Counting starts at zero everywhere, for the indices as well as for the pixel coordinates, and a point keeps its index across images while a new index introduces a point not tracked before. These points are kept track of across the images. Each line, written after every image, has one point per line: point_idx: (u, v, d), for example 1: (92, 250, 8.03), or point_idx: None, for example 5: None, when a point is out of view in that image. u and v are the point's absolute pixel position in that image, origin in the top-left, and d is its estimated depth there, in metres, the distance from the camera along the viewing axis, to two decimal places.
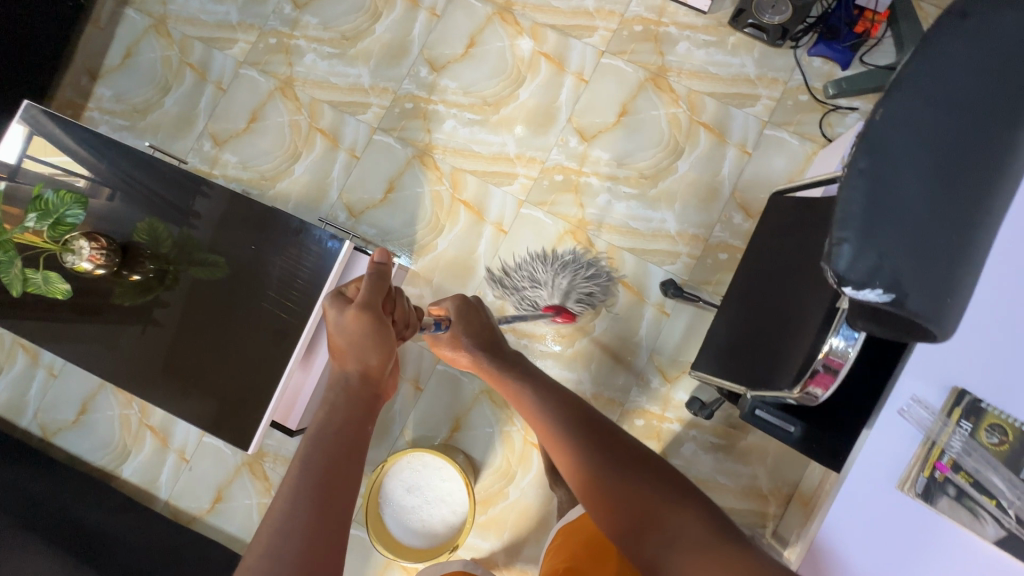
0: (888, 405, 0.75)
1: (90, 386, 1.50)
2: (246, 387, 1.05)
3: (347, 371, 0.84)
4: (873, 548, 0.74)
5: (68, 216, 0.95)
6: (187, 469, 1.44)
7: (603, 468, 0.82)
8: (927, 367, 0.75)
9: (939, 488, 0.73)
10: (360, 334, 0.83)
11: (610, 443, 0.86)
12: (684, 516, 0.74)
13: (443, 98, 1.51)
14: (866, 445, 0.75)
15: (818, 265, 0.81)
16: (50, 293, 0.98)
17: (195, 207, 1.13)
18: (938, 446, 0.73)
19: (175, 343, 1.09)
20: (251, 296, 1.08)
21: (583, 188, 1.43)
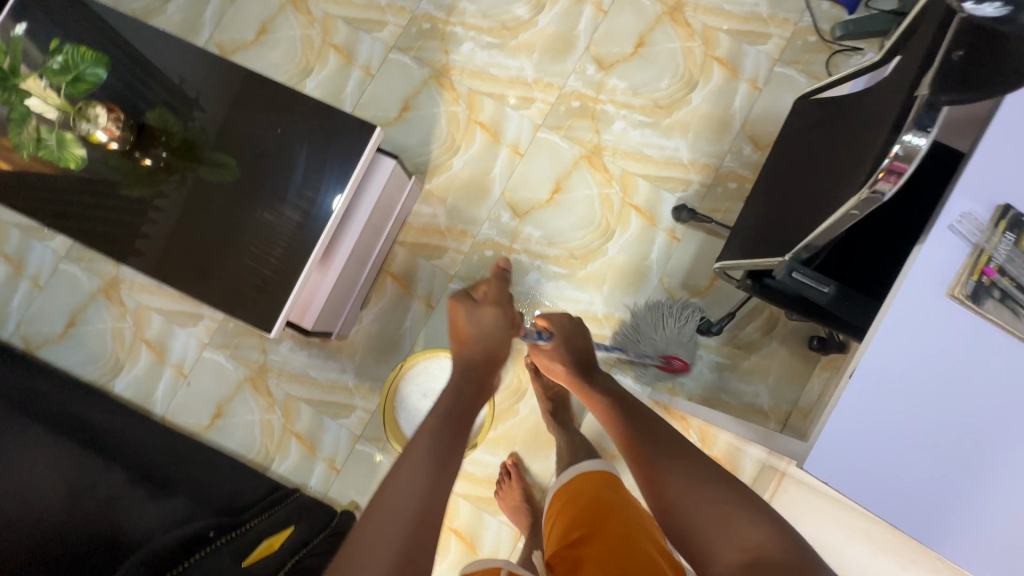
0: (938, 222, 0.64)
1: (80, 297, 1.43)
2: (265, 271, 1.06)
3: (466, 362, 0.86)
4: (911, 394, 0.63)
5: (88, 74, 1.04)
6: (185, 385, 1.40)
7: (678, 468, 0.76)
8: (975, 178, 0.64)
9: (987, 293, 0.63)
10: (495, 326, 0.90)
11: (700, 457, 0.78)
12: (752, 524, 0.68)
13: (461, 20, 1.50)
14: (916, 264, 0.64)
15: (831, 141, 0.85)
16: (63, 159, 1.07)
17: (216, 94, 1.12)
18: (985, 253, 0.63)
19: (192, 228, 1.09)
20: (274, 183, 1.08)
21: (599, 115, 1.45)
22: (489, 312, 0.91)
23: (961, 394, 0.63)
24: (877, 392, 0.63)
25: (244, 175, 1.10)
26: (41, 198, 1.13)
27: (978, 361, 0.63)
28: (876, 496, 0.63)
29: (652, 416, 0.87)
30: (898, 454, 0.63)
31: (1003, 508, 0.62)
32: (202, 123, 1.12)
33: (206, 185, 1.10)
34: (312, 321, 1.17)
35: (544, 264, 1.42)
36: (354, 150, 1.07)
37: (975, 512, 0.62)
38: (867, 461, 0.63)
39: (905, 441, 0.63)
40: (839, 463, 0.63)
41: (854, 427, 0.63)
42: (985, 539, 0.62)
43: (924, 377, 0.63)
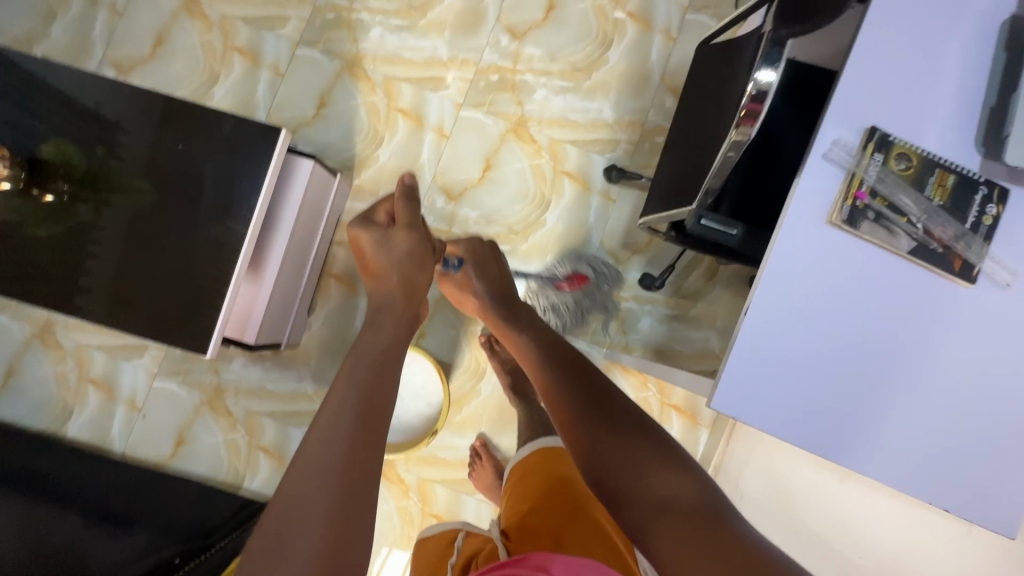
0: (813, 152, 0.66)
1: (15, 346, 1.38)
2: (193, 294, 1.03)
3: (386, 290, 0.77)
4: (802, 323, 0.66)
5: None
6: (141, 418, 1.37)
7: (600, 429, 0.69)
8: (843, 106, 0.67)
9: (862, 216, 0.66)
10: (409, 254, 0.80)
11: (622, 415, 0.70)
12: (673, 476, 0.61)
13: (366, 6, 1.45)
14: (796, 195, 0.66)
15: (725, 84, 0.86)
16: None
17: (109, 117, 1.07)
18: (857, 177, 0.66)
19: (110, 260, 1.05)
20: (188, 201, 1.05)
21: (520, 86, 1.44)
22: (398, 236, 0.80)
23: (846, 317, 0.66)
24: (774, 324, 0.66)
25: (154, 197, 1.06)
26: None
27: (865, 280, 0.66)
28: (782, 426, 0.66)
29: (575, 365, 0.81)
30: (804, 379, 0.66)
31: (893, 418, 0.66)
32: (99, 151, 1.07)
33: (117, 213, 1.07)
34: (254, 336, 1.15)
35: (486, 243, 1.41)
36: (262, 156, 1.03)
37: (873, 426, 0.66)
38: (769, 396, 0.66)
39: (809, 367, 0.66)
40: (743, 401, 0.66)
41: (756, 365, 0.66)
42: (882, 448, 0.66)
43: (817, 303, 0.66)
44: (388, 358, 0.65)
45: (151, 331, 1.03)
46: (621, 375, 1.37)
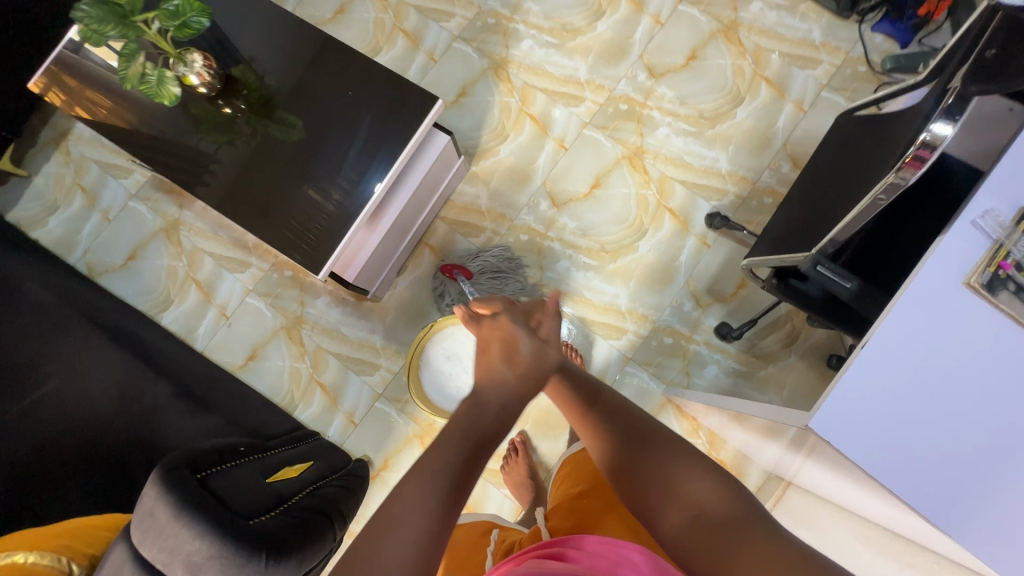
0: (964, 215, 0.72)
1: (144, 233, 1.55)
2: (324, 220, 1.15)
3: (500, 393, 0.65)
4: (918, 367, 0.70)
5: (196, 22, 1.07)
6: (226, 325, 1.49)
7: (670, 488, 0.65)
8: (1002, 181, 0.73)
9: (1002, 283, 0.70)
10: (550, 366, 0.68)
11: (683, 470, 0.65)
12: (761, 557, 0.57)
13: (524, 19, 1.59)
14: (938, 248, 0.72)
15: (864, 150, 0.90)
16: (159, 96, 1.08)
17: (294, 55, 1.22)
18: (1003, 248, 0.71)
19: (262, 175, 1.19)
20: (341, 142, 1.18)
21: (645, 119, 1.52)
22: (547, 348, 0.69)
23: (968, 367, 0.70)
24: (887, 359, 0.70)
25: (313, 131, 1.19)
26: (128, 131, 1.24)
27: (990, 343, 0.70)
28: (875, 459, 0.70)
29: (618, 408, 0.73)
30: (907, 420, 0.70)
31: (991, 476, 0.68)
32: (279, 82, 1.22)
33: (277, 136, 1.20)
34: (354, 275, 1.26)
35: (576, 254, 1.47)
36: (414, 119, 1.16)
37: (967, 477, 0.68)
38: (873, 415, 0.70)
39: (913, 410, 0.70)
40: (848, 411, 0.70)
41: (864, 389, 0.70)
42: (968, 504, 0.68)
43: (938, 352, 0.70)
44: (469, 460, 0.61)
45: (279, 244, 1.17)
46: (674, 414, 1.37)
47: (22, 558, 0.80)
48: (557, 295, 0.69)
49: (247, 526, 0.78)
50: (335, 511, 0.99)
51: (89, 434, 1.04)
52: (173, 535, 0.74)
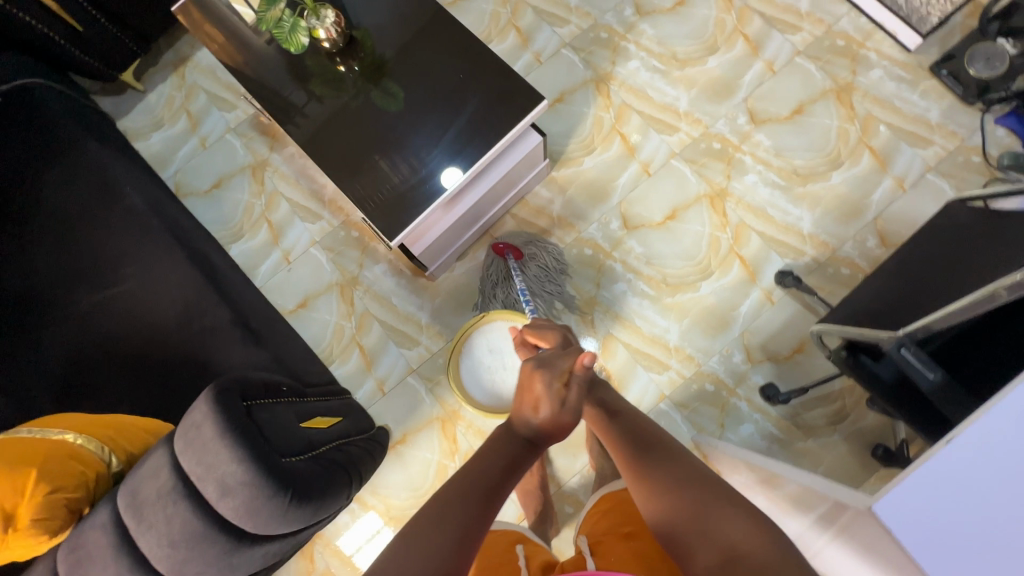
0: None
1: (233, 167, 1.62)
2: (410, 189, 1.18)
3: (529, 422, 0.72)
4: (1004, 478, 0.67)
5: None
6: (286, 269, 1.55)
7: (657, 471, 0.71)
8: None
9: None
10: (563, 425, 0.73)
11: (673, 460, 0.72)
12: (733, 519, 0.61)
13: (636, 39, 1.59)
14: None
15: (974, 242, 0.87)
16: (289, 43, 1.15)
17: (415, 28, 1.25)
18: None
19: (360, 135, 1.23)
20: (441, 121, 1.21)
21: (736, 162, 1.49)
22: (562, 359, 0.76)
23: None
24: (969, 459, 0.68)
25: (417, 106, 1.23)
26: (248, 68, 1.30)
27: None
28: (938, 560, 0.67)
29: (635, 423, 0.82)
30: (978, 529, 0.67)
31: None
32: (396, 51, 1.25)
33: (381, 102, 1.24)
34: (420, 249, 1.29)
35: (635, 279, 1.46)
36: (516, 115, 1.19)
37: None
38: (941, 519, 0.68)
39: (987, 518, 0.67)
40: (912, 510, 0.68)
41: (937, 483, 0.69)
42: None
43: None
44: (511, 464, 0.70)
45: (361, 203, 1.20)
46: None
47: (71, 440, 0.85)
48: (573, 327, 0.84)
49: (281, 463, 0.81)
50: (356, 471, 1.01)
51: (149, 337, 1.12)
52: (214, 453, 0.77)
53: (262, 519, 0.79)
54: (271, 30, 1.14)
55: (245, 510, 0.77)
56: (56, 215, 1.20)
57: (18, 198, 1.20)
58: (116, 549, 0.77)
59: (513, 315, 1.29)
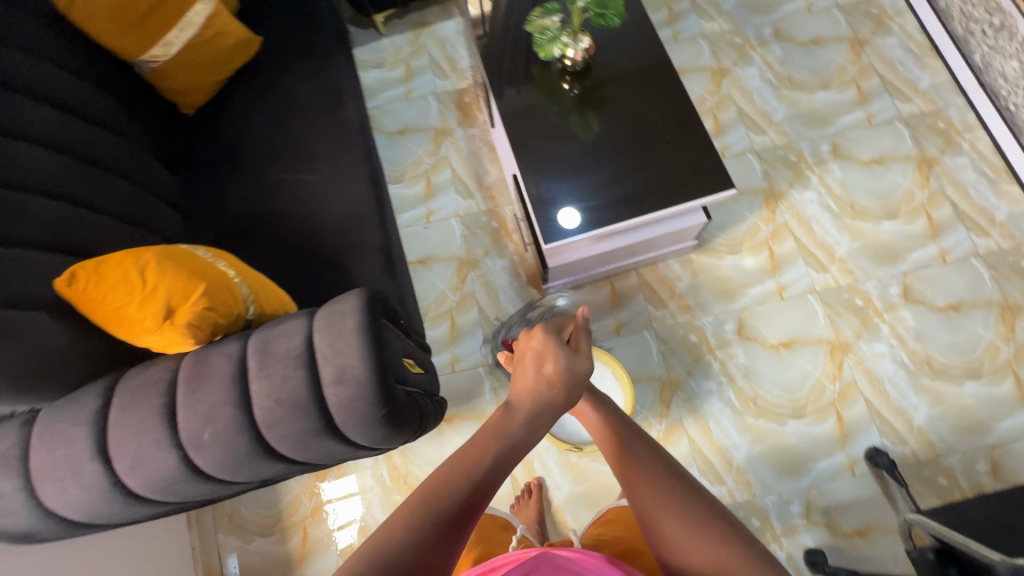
0: None
1: (421, 123, 1.79)
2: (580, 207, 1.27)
3: (541, 398, 0.75)
4: None
5: (612, 18, 1.23)
6: (422, 226, 1.67)
7: (657, 495, 0.67)
8: None
9: None
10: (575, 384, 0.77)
11: (677, 483, 0.68)
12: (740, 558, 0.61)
13: (822, 175, 1.63)
14: None
15: None
16: (544, 51, 1.27)
17: (644, 80, 1.36)
18: None
19: (555, 144, 1.33)
20: (632, 165, 1.29)
21: (871, 325, 1.47)
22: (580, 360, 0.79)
23: None
24: None
25: (615, 143, 1.32)
26: (489, 51, 1.44)
27: None
28: None
29: (634, 427, 0.78)
30: None
31: None
32: (617, 91, 1.36)
33: (586, 127, 1.34)
34: (553, 264, 1.37)
35: (726, 385, 1.45)
36: (699, 190, 1.25)
37: None
38: None
39: None
40: None
41: None
42: None
43: None
44: (522, 444, 0.70)
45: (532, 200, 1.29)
46: None
47: (232, 276, 0.96)
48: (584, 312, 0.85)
49: (390, 380, 0.87)
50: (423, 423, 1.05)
51: (310, 226, 1.24)
52: (345, 343, 0.86)
53: (353, 419, 0.85)
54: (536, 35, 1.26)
55: (345, 403, 0.84)
56: (285, 98, 1.38)
57: (267, 72, 1.40)
58: (230, 381, 0.85)
59: (607, 361, 1.35)
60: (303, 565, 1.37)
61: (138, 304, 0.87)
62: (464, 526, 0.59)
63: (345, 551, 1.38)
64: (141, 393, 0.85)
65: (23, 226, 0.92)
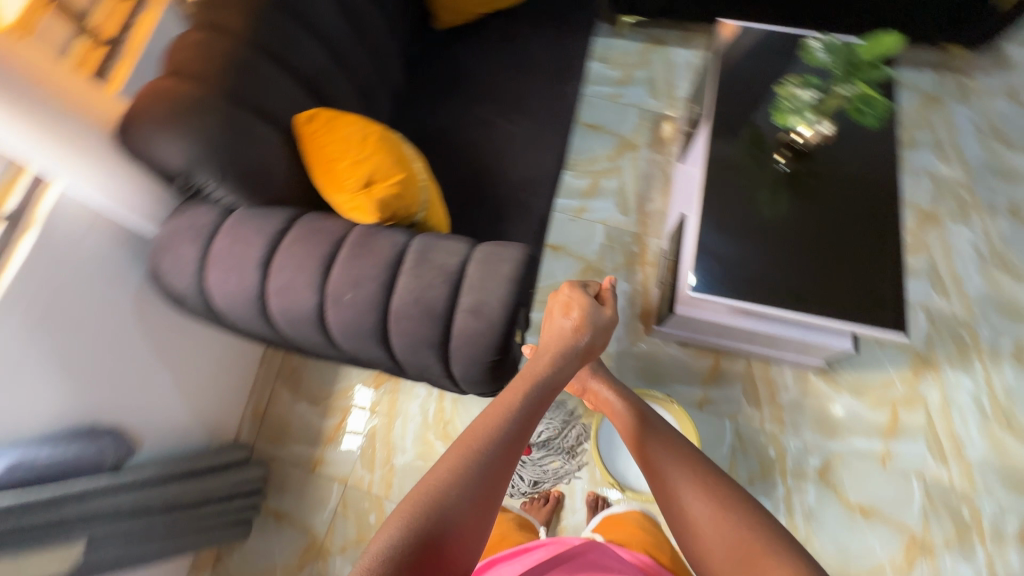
0: None
1: (614, 129, 1.83)
2: (740, 274, 1.23)
3: (569, 346, 0.87)
4: None
5: (869, 119, 1.17)
6: (570, 218, 1.71)
7: (679, 470, 0.76)
8: None
9: None
10: (600, 329, 0.91)
11: (683, 447, 0.80)
12: (736, 507, 0.70)
13: (988, 369, 1.48)
14: None
15: None
16: (783, 122, 1.25)
17: (862, 190, 1.29)
18: None
19: (744, 206, 1.30)
20: (811, 262, 1.24)
21: (966, 544, 1.32)
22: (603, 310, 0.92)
23: None
24: None
25: (804, 234, 1.26)
26: (722, 93, 1.43)
27: None
28: None
29: (649, 414, 0.91)
30: None
31: None
32: (829, 188, 1.30)
33: (782, 205, 1.30)
34: (680, 312, 1.35)
35: (782, 515, 1.37)
36: (865, 318, 1.18)
37: None
38: None
39: None
40: None
41: None
42: None
43: None
44: (554, 381, 0.80)
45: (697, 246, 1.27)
46: None
47: (421, 179, 1.03)
48: (610, 278, 0.99)
49: (512, 335, 0.91)
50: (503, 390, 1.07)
51: (490, 168, 1.31)
52: (494, 282, 0.90)
53: (466, 351, 0.89)
54: (783, 104, 1.24)
55: (468, 334, 0.89)
56: (523, 52, 1.46)
57: (519, 24, 1.49)
58: (386, 263, 0.92)
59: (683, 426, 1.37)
60: (329, 445, 1.47)
61: (348, 164, 0.97)
62: (509, 461, 0.65)
63: (368, 454, 1.46)
64: (315, 236, 0.95)
65: (296, 59, 1.06)
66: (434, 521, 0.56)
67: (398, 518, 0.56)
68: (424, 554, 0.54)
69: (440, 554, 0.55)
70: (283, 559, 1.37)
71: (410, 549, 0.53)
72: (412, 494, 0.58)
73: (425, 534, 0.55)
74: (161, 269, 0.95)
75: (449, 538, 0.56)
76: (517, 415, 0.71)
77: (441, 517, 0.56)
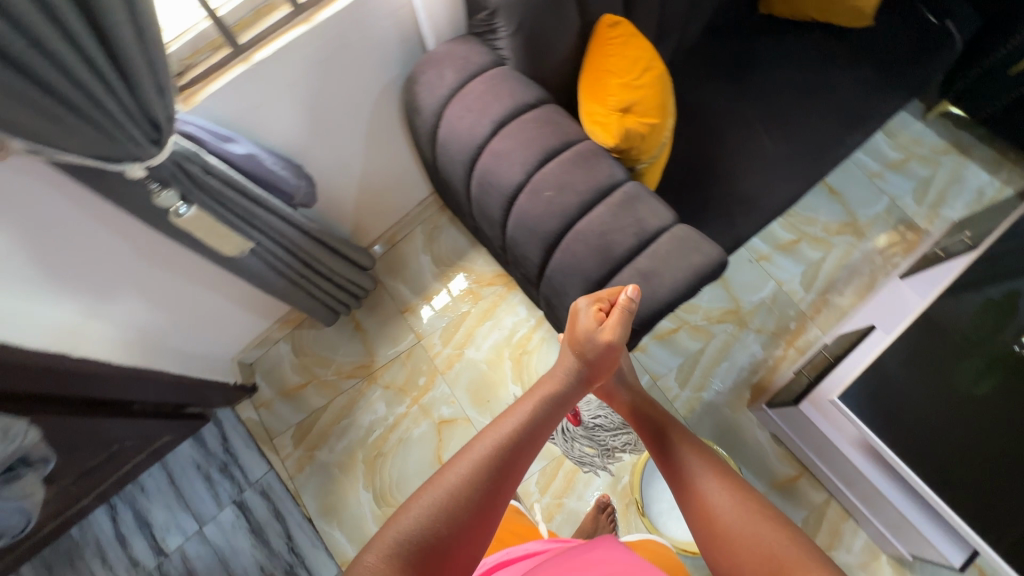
0: None
1: (851, 205, 1.64)
2: (901, 417, 1.08)
3: (572, 370, 0.78)
4: None
5: None
6: (749, 258, 1.60)
7: (701, 469, 0.72)
8: None
9: None
10: (612, 351, 0.79)
11: (704, 451, 0.75)
12: (760, 514, 0.65)
13: None
14: None
15: None
16: None
17: None
18: None
19: (951, 356, 1.12)
20: (986, 455, 1.05)
21: None
22: (612, 330, 0.79)
23: None
24: None
25: (997, 425, 1.07)
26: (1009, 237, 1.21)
27: None
28: None
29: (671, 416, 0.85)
30: None
31: None
32: None
33: (994, 383, 1.10)
34: (804, 408, 1.22)
35: None
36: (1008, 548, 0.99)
37: None
38: None
39: None
40: None
41: None
42: None
43: None
44: (564, 397, 0.74)
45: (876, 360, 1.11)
46: None
47: (666, 134, 1.00)
48: (628, 287, 0.82)
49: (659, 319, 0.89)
50: None
51: (721, 164, 1.23)
52: (676, 264, 0.88)
53: None
54: None
55: None
56: (828, 76, 1.31)
57: (843, 47, 1.33)
58: (596, 188, 0.93)
59: None
60: (425, 302, 1.58)
61: (620, 82, 0.95)
62: (509, 477, 0.61)
63: (450, 331, 1.55)
64: (552, 126, 0.97)
65: None
66: (438, 529, 0.55)
67: (402, 521, 0.54)
68: (424, 559, 0.53)
69: (439, 562, 0.53)
70: (341, 360, 1.53)
71: (408, 556, 0.52)
72: (418, 499, 0.57)
73: (425, 541, 0.54)
74: (420, 78, 1.02)
75: (450, 546, 0.55)
76: (526, 426, 0.66)
77: (441, 527, 0.55)
